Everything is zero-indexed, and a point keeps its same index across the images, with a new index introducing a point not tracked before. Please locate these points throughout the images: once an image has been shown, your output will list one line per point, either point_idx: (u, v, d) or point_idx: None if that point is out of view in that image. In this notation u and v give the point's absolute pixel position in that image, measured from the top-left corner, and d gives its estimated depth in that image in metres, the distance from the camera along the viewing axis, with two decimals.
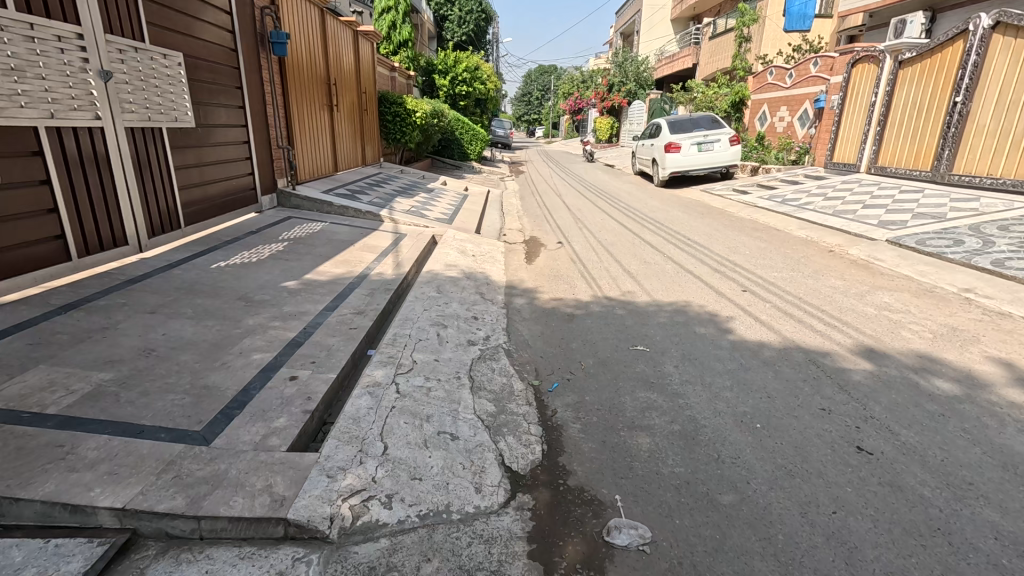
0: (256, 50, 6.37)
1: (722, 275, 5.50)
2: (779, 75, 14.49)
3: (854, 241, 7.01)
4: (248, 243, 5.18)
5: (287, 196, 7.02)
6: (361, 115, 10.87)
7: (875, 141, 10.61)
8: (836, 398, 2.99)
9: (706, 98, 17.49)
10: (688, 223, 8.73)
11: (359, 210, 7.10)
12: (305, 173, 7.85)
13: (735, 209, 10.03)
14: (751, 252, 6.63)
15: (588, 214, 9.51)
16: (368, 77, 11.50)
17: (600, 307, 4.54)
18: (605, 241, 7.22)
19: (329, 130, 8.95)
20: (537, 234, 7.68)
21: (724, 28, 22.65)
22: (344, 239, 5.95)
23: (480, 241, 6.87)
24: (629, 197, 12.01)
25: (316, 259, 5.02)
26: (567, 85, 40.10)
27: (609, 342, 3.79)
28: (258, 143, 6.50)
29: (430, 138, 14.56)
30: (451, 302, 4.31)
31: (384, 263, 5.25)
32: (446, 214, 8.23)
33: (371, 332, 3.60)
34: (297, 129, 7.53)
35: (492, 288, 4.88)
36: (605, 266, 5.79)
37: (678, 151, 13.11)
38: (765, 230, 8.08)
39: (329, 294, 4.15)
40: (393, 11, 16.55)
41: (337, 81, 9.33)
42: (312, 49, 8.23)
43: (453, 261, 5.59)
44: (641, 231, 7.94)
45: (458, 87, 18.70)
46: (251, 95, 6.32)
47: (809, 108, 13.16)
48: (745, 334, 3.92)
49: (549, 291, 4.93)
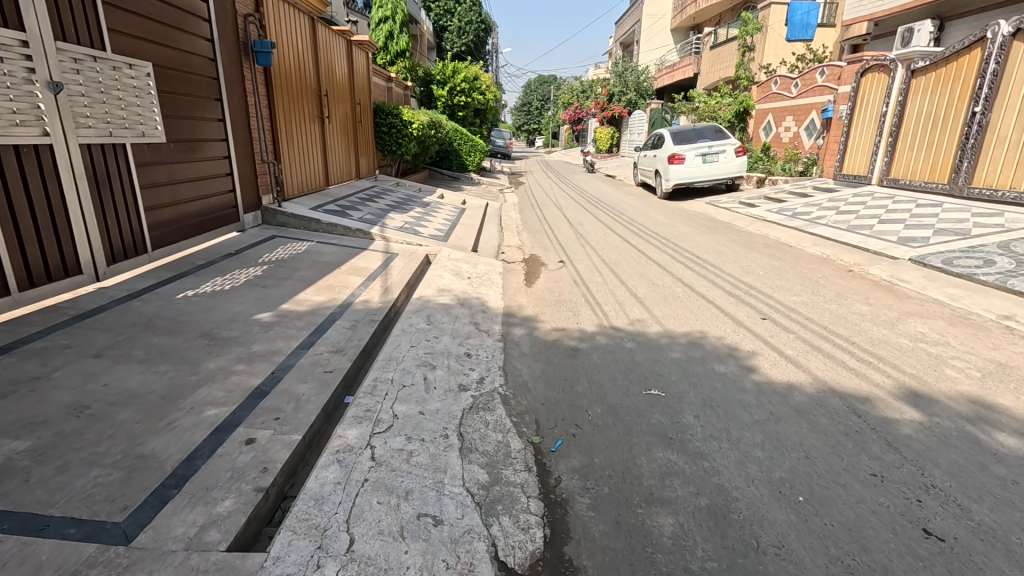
0: (238, 60, 6.02)
1: (738, 301, 5.07)
2: (785, 85, 14.20)
3: (873, 259, 6.61)
4: (223, 267, 4.77)
5: (272, 213, 6.64)
6: (355, 127, 10.56)
7: (887, 153, 10.27)
8: (887, 460, 2.56)
9: (709, 108, 17.18)
10: (695, 239, 8.33)
11: (349, 228, 6.70)
12: (293, 188, 7.47)
13: (743, 224, 9.64)
14: (766, 272, 6.22)
15: (591, 228, 9.12)
16: (363, 88, 11.20)
17: (607, 339, 4.11)
18: (610, 260, 6.81)
19: (320, 142, 8.60)
20: (538, 252, 7.28)
21: (726, 38, 22.44)
22: (330, 260, 5.55)
23: (477, 261, 6.47)
24: (633, 210, 11.62)
25: (296, 285, 4.61)
26: (567, 95, 39.99)
27: (619, 383, 3.37)
28: (240, 158, 6.12)
29: (428, 149, 14.22)
30: (441, 335, 3.89)
31: (371, 288, 4.84)
32: (442, 230, 7.84)
33: (349, 377, 3.17)
34: (284, 142, 7.17)
35: (488, 317, 4.46)
36: (610, 290, 5.37)
37: (682, 163, 12.73)
38: (777, 247, 7.68)
39: (306, 327, 3.74)
40: (390, 21, 16.22)
41: (329, 92, 9.02)
42: (302, 59, 7.91)
43: (446, 285, 5.18)
44: (647, 248, 7.54)
45: (457, 97, 18.48)
46: (233, 106, 5.96)
47: (817, 118, 12.81)
48: (771, 374, 3.50)
49: (550, 320, 4.51)
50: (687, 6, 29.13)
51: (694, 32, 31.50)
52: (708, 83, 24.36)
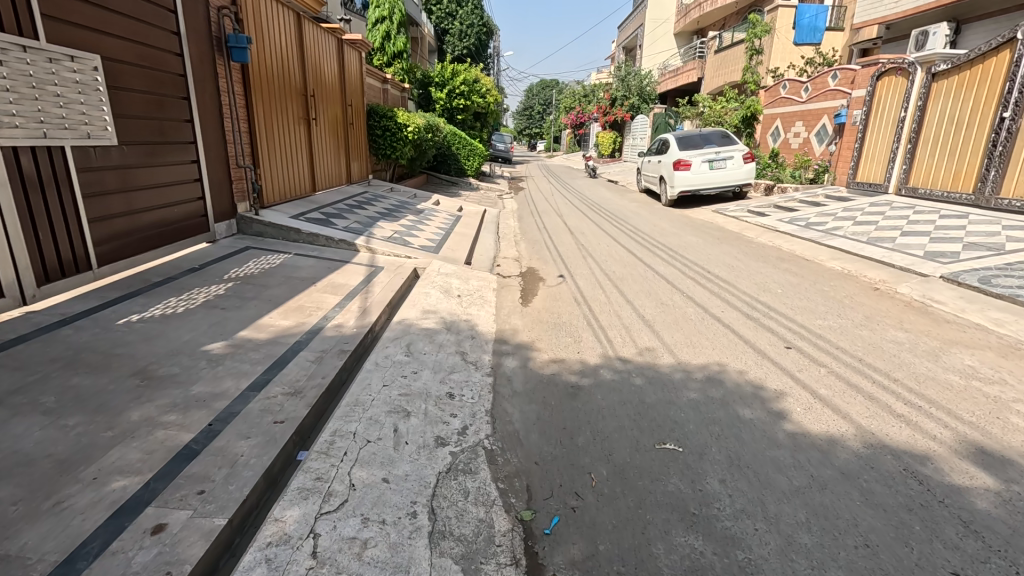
0: (210, 56, 5.53)
1: (757, 325, 4.54)
2: (794, 89, 13.74)
3: (900, 276, 6.10)
4: (182, 284, 4.26)
5: (248, 222, 6.14)
6: (346, 130, 10.10)
7: (906, 160, 9.78)
8: (968, 550, 2.04)
9: (715, 113, 16.70)
10: (704, 250, 7.81)
11: (331, 238, 6.20)
12: (274, 194, 6.97)
13: (753, 234, 9.14)
14: (784, 290, 5.70)
15: (593, 238, 8.60)
16: (355, 90, 10.73)
17: (613, 373, 3.58)
18: (614, 275, 6.28)
19: (306, 146, 8.13)
20: (536, 265, 6.77)
21: (732, 42, 22.01)
22: (306, 275, 5.03)
23: (469, 275, 5.96)
24: (637, 217, 11.11)
25: (261, 307, 4.08)
26: (569, 99, 39.62)
27: (627, 434, 2.84)
28: (211, 162, 5.63)
29: (424, 153, 13.75)
30: (421, 370, 3.36)
31: (347, 309, 4.31)
32: (434, 240, 7.33)
33: (306, 428, 2.65)
34: (264, 144, 6.68)
35: (477, 345, 3.94)
36: (615, 312, 4.85)
37: (688, 169, 12.22)
38: (793, 260, 7.17)
39: (263, 361, 3.21)
40: (387, 22, 15.67)
41: (317, 93, 8.54)
42: (286, 56, 7.42)
43: (433, 305, 4.65)
44: (654, 261, 7.02)
45: (455, 100, 18.04)
46: (204, 106, 5.47)
47: (829, 123, 12.31)
48: (806, 423, 2.97)
49: (547, 348, 3.98)
50: (691, 10, 28.74)
51: (698, 36, 31.11)
52: (713, 87, 23.89)
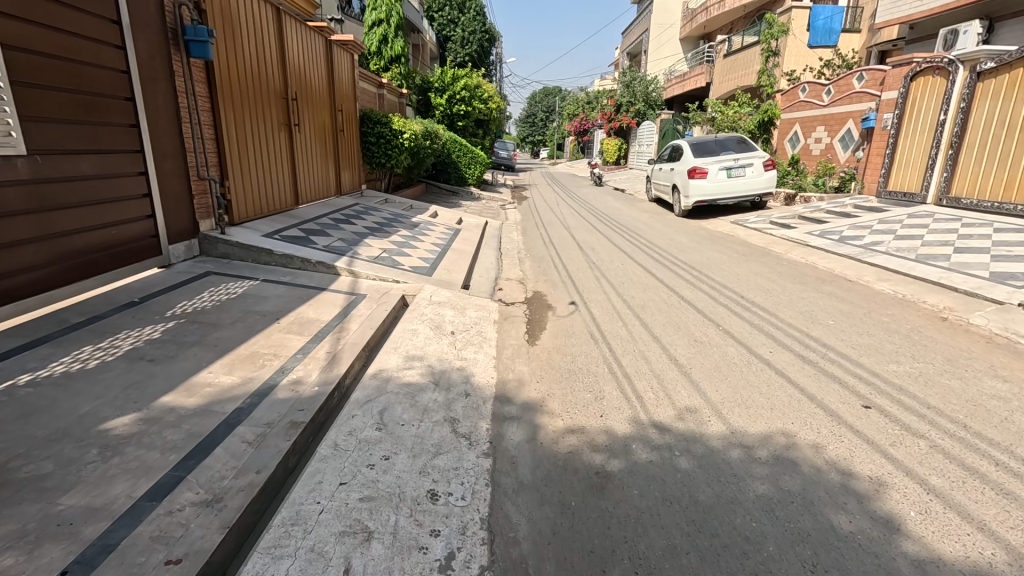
0: (163, 49, 4.76)
1: (820, 373, 3.68)
2: (814, 92, 12.98)
3: (967, 302, 5.25)
4: (109, 325, 3.46)
5: (213, 242, 5.34)
6: (335, 137, 9.34)
7: (946, 167, 8.95)
8: None
9: (728, 118, 15.91)
10: (731, 269, 6.98)
11: (308, 259, 5.40)
12: (247, 209, 6.16)
13: (781, 249, 8.30)
14: (835, 320, 4.86)
15: (605, 255, 7.77)
16: (346, 93, 9.97)
17: (649, 452, 2.73)
18: (633, 301, 5.45)
19: (288, 155, 7.35)
20: (543, 289, 5.95)
21: (742, 45, 21.33)
22: (271, 308, 4.22)
23: (466, 303, 5.14)
24: (650, 230, 10.29)
25: (202, 356, 3.25)
26: (573, 106, 39.05)
27: (682, 565, 1.98)
28: (165, 174, 4.82)
29: (423, 162, 13.03)
30: (396, 455, 2.51)
31: (312, 356, 3.47)
32: (427, 260, 6.52)
33: (215, 570, 1.80)
34: (234, 152, 5.89)
35: (472, 407, 3.10)
36: (641, 354, 4.00)
37: (704, 177, 11.40)
38: (833, 282, 6.34)
39: (182, 444, 2.38)
40: (385, 24, 15.00)
41: (301, 96, 7.78)
42: (263, 53, 6.64)
43: (421, 348, 3.82)
44: (677, 283, 6.18)
45: (456, 106, 17.35)
46: (154, 108, 4.66)
47: (855, 127, 11.49)
48: (933, 542, 2.10)
49: (561, 412, 3.13)
50: (698, 14, 28.17)
51: (705, 41, 30.50)
52: (722, 92, 23.14)
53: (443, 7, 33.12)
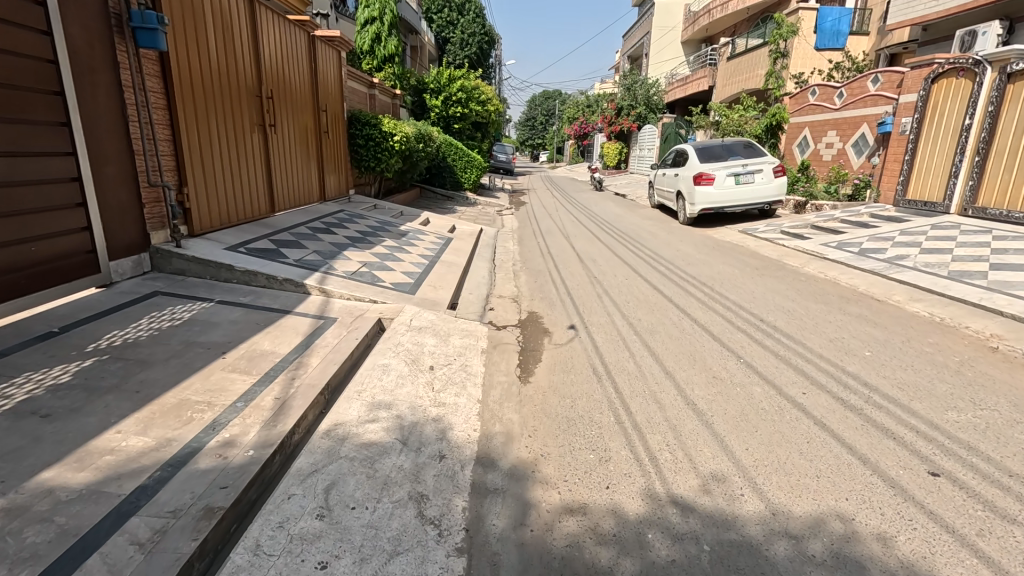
0: (105, 38, 4.15)
1: (869, 424, 3.08)
2: (825, 95, 12.45)
3: (1016, 329, 4.66)
4: (8, 366, 2.86)
5: (166, 257, 4.72)
6: (318, 139, 8.74)
7: (972, 176, 8.41)
8: None
9: (734, 122, 15.37)
10: (744, 286, 6.39)
11: (274, 276, 4.80)
12: (210, 219, 5.55)
13: (797, 262, 7.72)
14: (871, 350, 4.27)
15: (607, 268, 7.18)
16: (331, 93, 9.37)
17: (672, 546, 2.12)
18: (640, 325, 4.85)
19: (262, 158, 6.74)
20: (539, 308, 5.36)
21: (746, 48, 20.89)
22: (220, 339, 3.60)
23: (452, 327, 4.54)
24: (654, 239, 9.71)
25: (115, 407, 2.64)
26: (573, 110, 38.59)
27: None
28: (106, 180, 4.21)
29: (415, 165, 12.45)
30: (339, 560, 1.90)
31: (256, 403, 2.86)
32: (412, 274, 5.92)
33: None
34: (194, 156, 5.28)
35: (446, 476, 2.48)
36: (653, 397, 3.39)
37: (711, 183, 10.82)
38: (859, 301, 5.76)
39: (45, 551, 1.77)
40: (378, 23, 14.41)
41: (278, 95, 7.18)
42: (232, 46, 6.02)
43: (391, 391, 3.20)
44: (687, 303, 5.59)
45: (452, 108, 16.78)
46: (93, 106, 4.05)
47: (869, 132, 10.94)
48: None
49: (557, 482, 2.51)
50: (701, 17, 27.77)
51: (707, 44, 30.07)
52: (726, 96, 22.63)
53: (442, 10, 32.78)
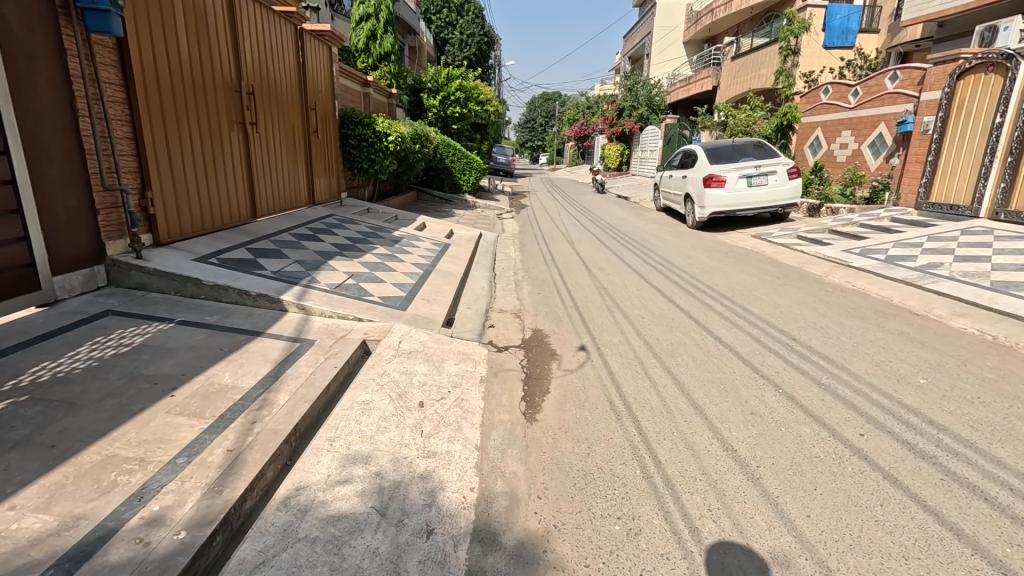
0: (46, 19, 3.60)
1: (951, 478, 2.54)
2: (839, 93, 11.94)
3: None
4: None
5: (124, 269, 4.17)
6: (307, 139, 8.22)
7: (1005, 178, 7.91)
8: None
9: (742, 122, 14.98)
10: (767, 298, 5.86)
11: (247, 292, 4.25)
12: (179, 226, 5.02)
13: (819, 270, 7.18)
14: (927, 377, 3.72)
15: (616, 277, 6.64)
16: (321, 90, 8.83)
17: None
18: (658, 345, 4.30)
19: (242, 159, 6.21)
20: (545, 325, 4.83)
21: (752, 47, 20.48)
22: (172, 370, 3.05)
23: (447, 349, 3.99)
24: (663, 245, 9.18)
25: (17, 469, 2.10)
26: (574, 111, 38.10)
27: None
28: (50, 182, 3.67)
29: (412, 167, 11.93)
30: None
31: (200, 459, 2.31)
32: (404, 286, 5.38)
33: None
34: (160, 156, 4.74)
35: (434, 564, 1.93)
36: (685, 441, 2.85)
37: (722, 186, 10.30)
38: (896, 315, 5.23)
39: None
40: (373, 19, 13.85)
41: (261, 90, 6.65)
42: (206, 35, 5.47)
43: (371, 439, 2.65)
44: (707, 317, 5.06)
45: (450, 108, 16.27)
46: (30, 97, 3.51)
47: (888, 132, 10.43)
48: None
49: (577, 570, 1.96)
50: (703, 16, 27.34)
51: (709, 44, 29.66)
52: (730, 96, 22.14)
53: (441, 10, 32.40)
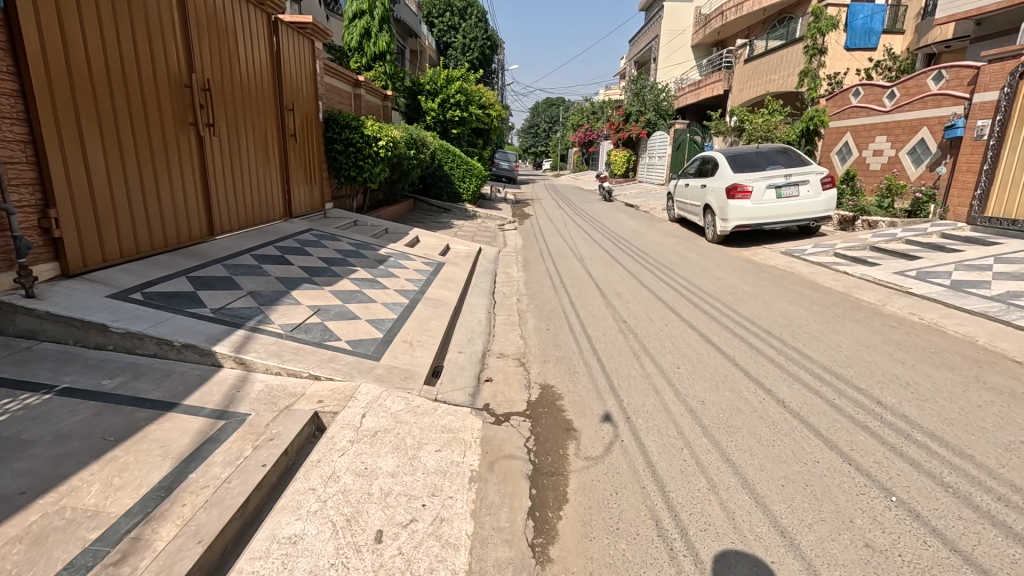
0: None
1: None
2: (873, 96, 10.98)
3: None
4: None
5: (8, 313, 3.19)
6: (284, 143, 7.28)
7: None
8: None
9: (761, 128, 14.14)
10: (824, 337, 4.84)
11: (169, 342, 3.25)
12: (101, 251, 4.05)
13: (873, 297, 6.17)
14: None
15: (638, 307, 5.64)
16: (301, 87, 7.87)
17: None
18: (706, 415, 3.28)
19: (196, 166, 5.25)
20: (556, 378, 3.82)
21: (766, 49, 19.60)
22: (7, 487, 2.05)
23: (428, 424, 3.00)
24: (685, 264, 8.18)
25: None
26: (579, 117, 37.37)
27: None
28: None
29: (407, 174, 11.00)
30: None
31: None
32: (382, 325, 4.38)
33: None
34: (74, 162, 3.79)
35: None
36: None
37: (747, 197, 9.28)
38: (993, 362, 4.21)
39: None
40: (367, 16, 13.01)
41: (220, 84, 5.69)
42: (142, 14, 4.50)
43: None
44: (758, 367, 4.04)
45: (449, 111, 15.35)
46: None
47: (931, 137, 9.45)
48: None
49: None
50: (713, 19, 26.40)
51: (719, 48, 28.80)
52: (743, 101, 21.16)
53: (444, 14, 31.82)
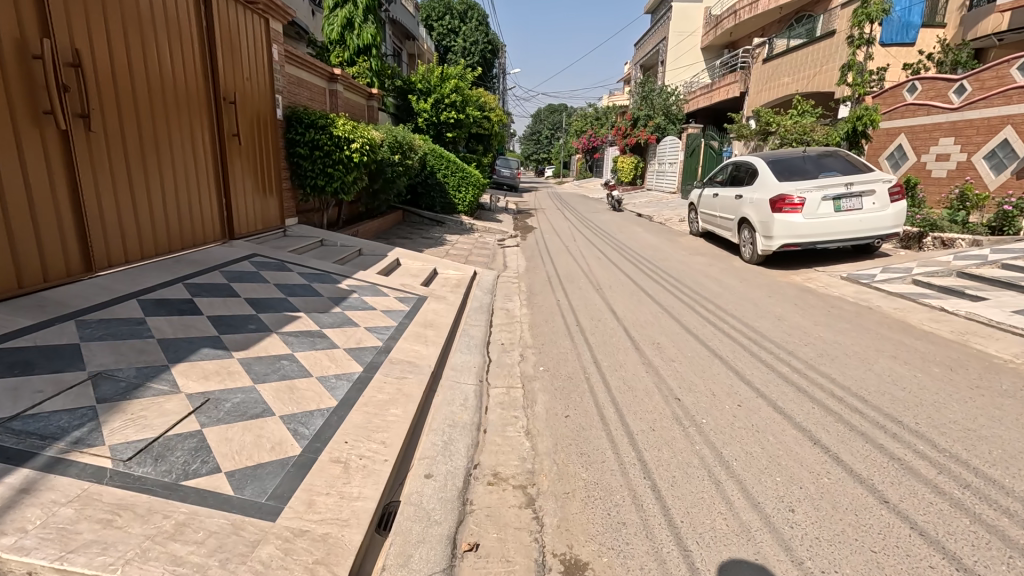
0: None
1: None
2: (935, 91, 9.38)
3: None
4: None
5: None
6: (224, 145, 5.68)
7: None
8: None
9: (796, 129, 12.52)
10: (987, 430, 3.17)
11: None
12: None
13: (1005, 349, 4.54)
14: None
15: (691, 373, 3.99)
16: (250, 74, 6.27)
17: None
18: None
19: (57, 175, 3.64)
20: (589, 545, 2.18)
21: (788, 47, 18.01)
22: None
23: None
24: (731, 294, 6.53)
25: None
26: (582, 123, 35.97)
27: None
28: None
29: (391, 182, 9.43)
30: None
31: None
32: (305, 429, 2.73)
33: None
34: None
35: None
36: None
37: (797, 211, 7.63)
38: None
39: None
40: (350, 4, 11.41)
41: (109, 64, 4.10)
42: None
43: None
44: (927, 515, 2.38)
45: (444, 112, 13.78)
46: None
47: (1017, 138, 7.88)
48: None
49: None
50: (726, 19, 24.83)
51: (730, 49, 27.33)
52: (763, 103, 19.55)
53: (444, 17, 30.58)
